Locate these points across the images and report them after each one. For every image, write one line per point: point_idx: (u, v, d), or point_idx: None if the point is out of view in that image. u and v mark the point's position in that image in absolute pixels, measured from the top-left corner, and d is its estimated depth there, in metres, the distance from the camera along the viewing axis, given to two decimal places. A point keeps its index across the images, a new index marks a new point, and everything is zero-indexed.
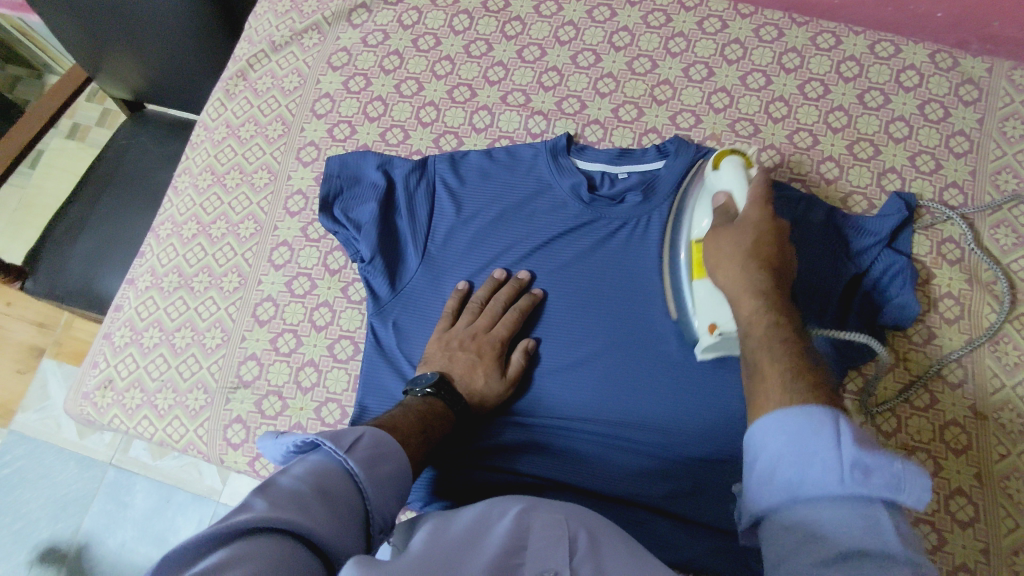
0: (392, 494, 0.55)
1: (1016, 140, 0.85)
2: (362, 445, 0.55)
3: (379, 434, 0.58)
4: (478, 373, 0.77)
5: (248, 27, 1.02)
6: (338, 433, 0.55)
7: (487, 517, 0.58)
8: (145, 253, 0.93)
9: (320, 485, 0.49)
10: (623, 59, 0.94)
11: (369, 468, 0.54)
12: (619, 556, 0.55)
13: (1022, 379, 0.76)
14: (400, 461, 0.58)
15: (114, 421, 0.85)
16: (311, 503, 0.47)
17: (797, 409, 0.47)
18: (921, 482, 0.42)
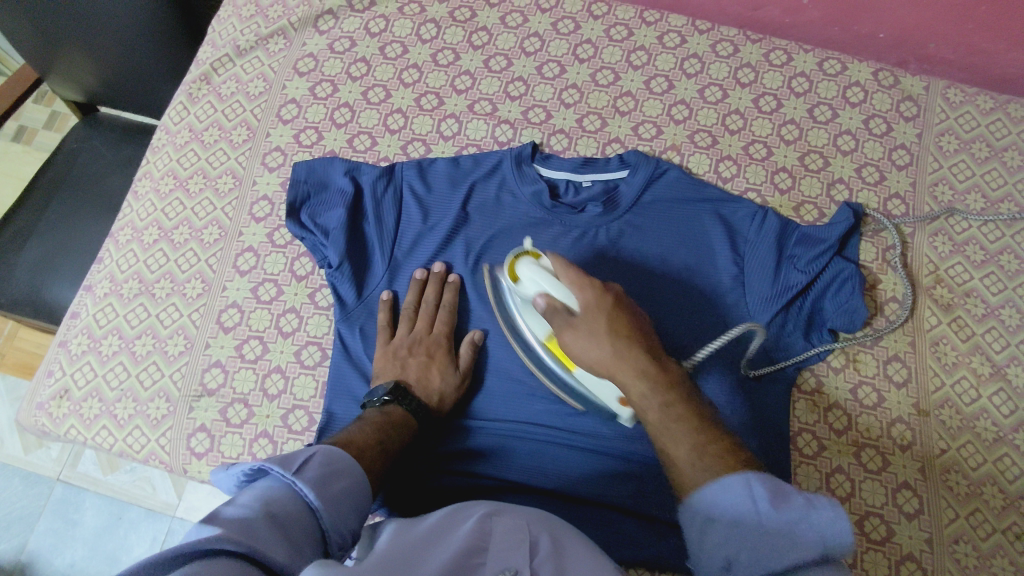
0: (351, 511, 0.53)
1: (952, 154, 0.91)
2: (313, 463, 0.54)
3: (333, 452, 0.56)
4: (433, 373, 0.79)
5: (212, 31, 1.01)
6: (288, 455, 0.53)
7: (450, 522, 0.59)
8: (104, 259, 0.91)
9: (270, 509, 0.48)
10: (587, 71, 0.96)
11: (322, 486, 0.52)
12: (579, 560, 0.56)
13: (960, 378, 0.81)
14: (355, 478, 0.56)
15: (70, 432, 0.83)
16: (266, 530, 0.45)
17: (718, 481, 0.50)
18: (838, 525, 0.46)
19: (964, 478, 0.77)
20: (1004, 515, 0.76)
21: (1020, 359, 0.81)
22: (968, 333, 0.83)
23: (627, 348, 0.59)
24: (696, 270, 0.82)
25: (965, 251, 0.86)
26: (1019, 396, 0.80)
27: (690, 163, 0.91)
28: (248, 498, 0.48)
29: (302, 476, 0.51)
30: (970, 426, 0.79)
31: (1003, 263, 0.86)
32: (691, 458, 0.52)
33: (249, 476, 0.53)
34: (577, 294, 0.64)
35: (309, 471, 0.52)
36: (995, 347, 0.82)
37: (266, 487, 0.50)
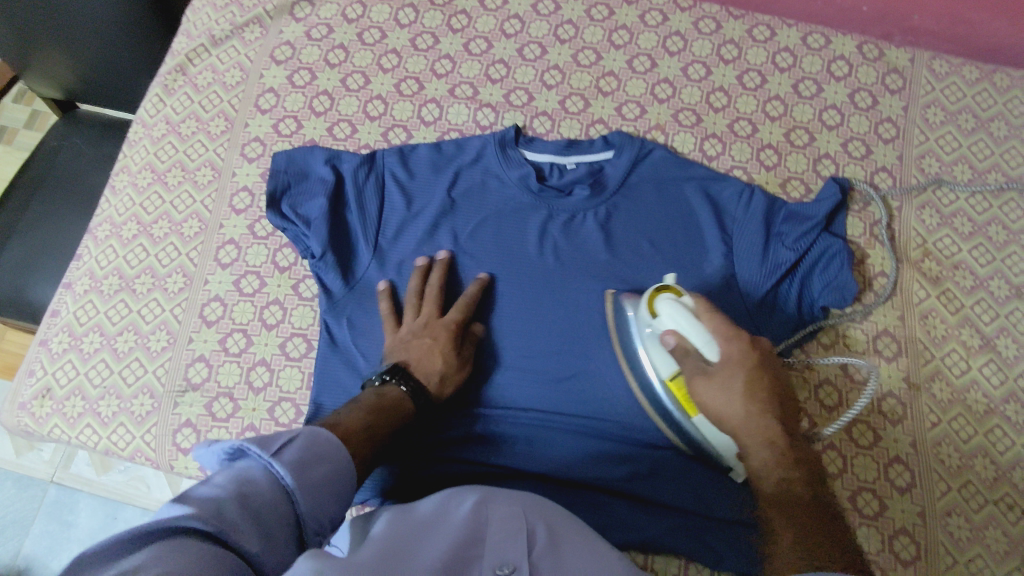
0: (331, 497, 0.51)
1: (938, 126, 0.90)
2: (295, 445, 0.51)
3: (318, 432, 0.54)
4: (435, 357, 0.76)
5: (186, 21, 0.99)
6: (269, 434, 0.51)
7: (443, 509, 0.59)
8: (83, 256, 0.89)
9: (244, 492, 0.46)
10: (568, 52, 0.95)
11: (301, 471, 0.50)
12: (573, 548, 0.56)
13: (950, 351, 0.81)
14: (338, 461, 0.53)
15: (55, 431, 0.82)
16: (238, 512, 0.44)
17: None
18: None
19: (955, 451, 0.77)
20: (996, 487, 0.76)
21: (1009, 331, 0.81)
22: (957, 306, 0.82)
23: (760, 415, 0.60)
24: (684, 250, 0.81)
25: (953, 223, 0.86)
26: (1008, 367, 0.80)
27: (674, 142, 0.90)
28: (224, 478, 0.47)
29: (281, 459, 0.49)
30: (961, 399, 0.79)
31: (991, 234, 0.85)
32: (794, 543, 0.52)
33: (228, 454, 0.51)
34: (720, 345, 0.62)
35: (290, 452, 0.50)
36: (984, 319, 0.82)
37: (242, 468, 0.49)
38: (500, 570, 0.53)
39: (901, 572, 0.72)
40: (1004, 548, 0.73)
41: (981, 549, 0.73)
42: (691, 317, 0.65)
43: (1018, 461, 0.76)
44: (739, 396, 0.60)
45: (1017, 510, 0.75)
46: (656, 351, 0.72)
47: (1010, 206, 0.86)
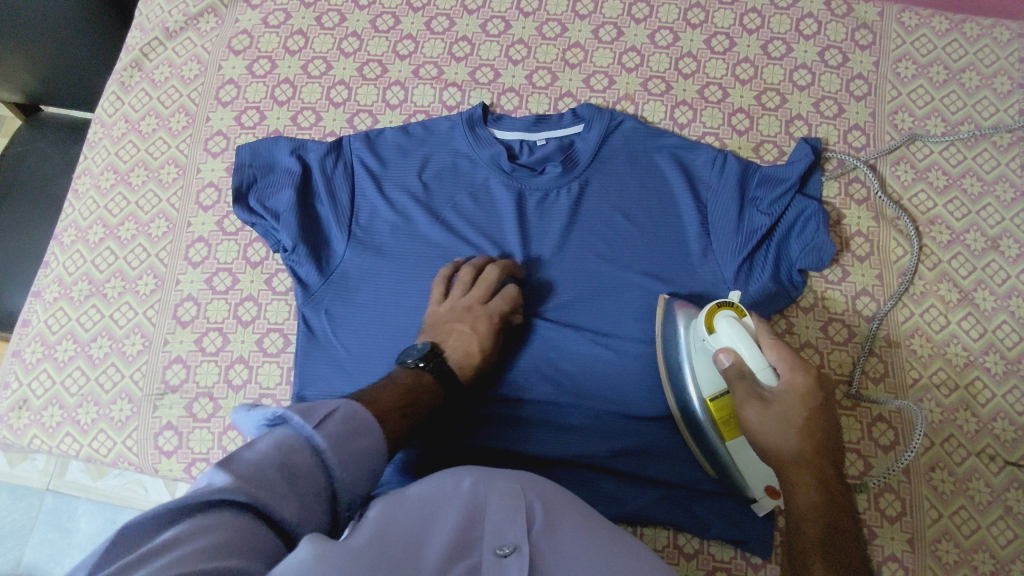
0: (362, 473, 0.51)
1: (910, 80, 0.89)
2: (334, 419, 0.52)
3: (358, 407, 0.54)
4: (474, 345, 0.73)
5: (138, 14, 0.96)
6: (312, 405, 0.52)
7: (440, 490, 0.58)
8: (49, 263, 0.87)
9: (282, 459, 0.47)
10: (533, 24, 0.93)
11: (339, 444, 0.50)
12: (572, 528, 0.56)
13: (929, 307, 0.81)
14: (376, 436, 0.54)
15: (34, 442, 0.81)
16: (275, 481, 0.46)
17: None
18: None
19: (937, 405, 0.77)
20: (978, 439, 0.76)
21: (987, 283, 0.81)
22: (935, 261, 0.82)
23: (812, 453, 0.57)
24: (665, 218, 0.80)
25: (928, 177, 0.85)
26: (987, 319, 0.80)
27: (645, 112, 0.89)
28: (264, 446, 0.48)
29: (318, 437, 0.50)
30: (942, 354, 0.79)
31: (966, 186, 0.84)
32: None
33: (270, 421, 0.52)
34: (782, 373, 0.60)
35: (331, 426, 0.51)
36: (961, 272, 0.82)
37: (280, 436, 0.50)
38: (500, 550, 0.52)
39: (887, 528, 0.73)
40: (987, 499, 0.74)
41: (964, 500, 0.74)
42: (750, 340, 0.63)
43: (998, 412, 0.77)
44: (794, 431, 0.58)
45: (999, 460, 0.75)
46: (701, 365, 0.71)
47: (984, 157, 0.85)
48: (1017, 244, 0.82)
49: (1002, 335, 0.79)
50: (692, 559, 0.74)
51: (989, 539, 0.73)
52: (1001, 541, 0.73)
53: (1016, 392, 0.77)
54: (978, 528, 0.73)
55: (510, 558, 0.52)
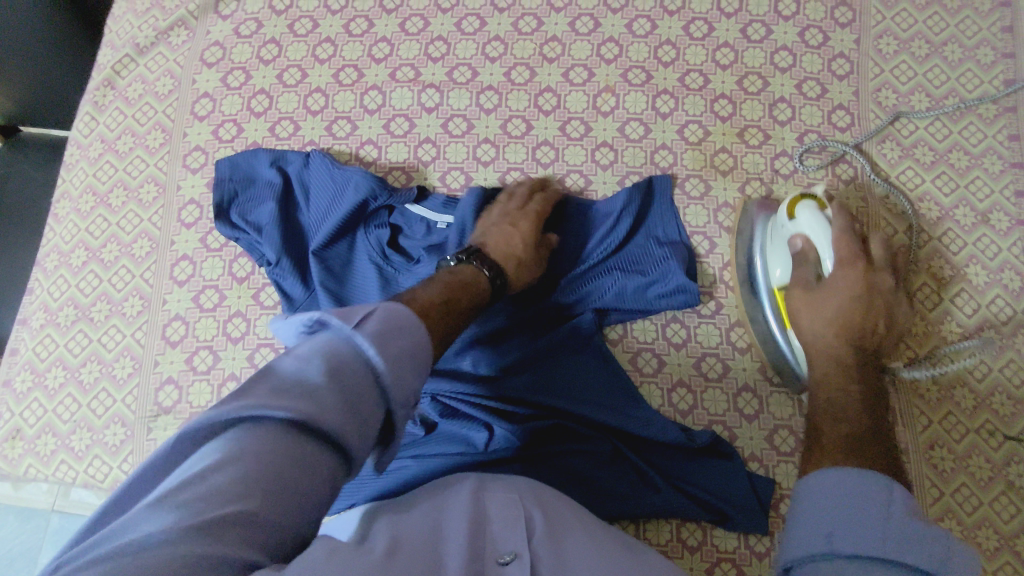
0: (411, 370, 0.51)
1: (892, 56, 0.87)
2: (377, 318, 0.51)
3: (396, 308, 0.53)
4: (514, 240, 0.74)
5: (108, 32, 0.95)
6: (347, 309, 0.51)
7: (439, 506, 0.58)
8: (34, 290, 0.87)
9: (329, 365, 0.47)
10: (508, 20, 0.91)
11: (383, 342, 0.49)
12: (574, 535, 0.56)
13: (921, 284, 0.80)
14: (415, 337, 0.52)
15: (29, 471, 0.80)
16: (323, 393, 0.45)
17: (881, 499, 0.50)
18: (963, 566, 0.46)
19: (934, 383, 0.77)
20: (977, 414, 0.76)
21: (978, 258, 0.80)
22: (926, 239, 0.82)
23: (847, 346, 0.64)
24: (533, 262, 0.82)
25: (915, 153, 0.84)
26: (981, 294, 0.79)
27: (626, 103, 0.88)
28: (309, 349, 0.48)
29: (364, 328, 0.49)
30: (936, 332, 0.79)
31: (953, 161, 0.84)
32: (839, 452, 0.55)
33: (307, 327, 0.51)
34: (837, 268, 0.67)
35: (371, 325, 0.49)
36: (952, 249, 0.81)
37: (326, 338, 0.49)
38: (501, 558, 0.52)
39: None
40: (987, 475, 0.74)
41: (964, 478, 0.74)
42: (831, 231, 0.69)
43: (995, 387, 0.76)
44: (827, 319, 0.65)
45: (998, 435, 0.75)
46: (774, 250, 0.76)
47: (971, 130, 0.84)
48: (1008, 216, 0.81)
49: (996, 309, 0.79)
50: (696, 551, 0.73)
51: (991, 516, 0.72)
52: (1003, 517, 0.72)
53: (1013, 366, 0.77)
54: (979, 505, 0.73)
55: (511, 565, 0.52)
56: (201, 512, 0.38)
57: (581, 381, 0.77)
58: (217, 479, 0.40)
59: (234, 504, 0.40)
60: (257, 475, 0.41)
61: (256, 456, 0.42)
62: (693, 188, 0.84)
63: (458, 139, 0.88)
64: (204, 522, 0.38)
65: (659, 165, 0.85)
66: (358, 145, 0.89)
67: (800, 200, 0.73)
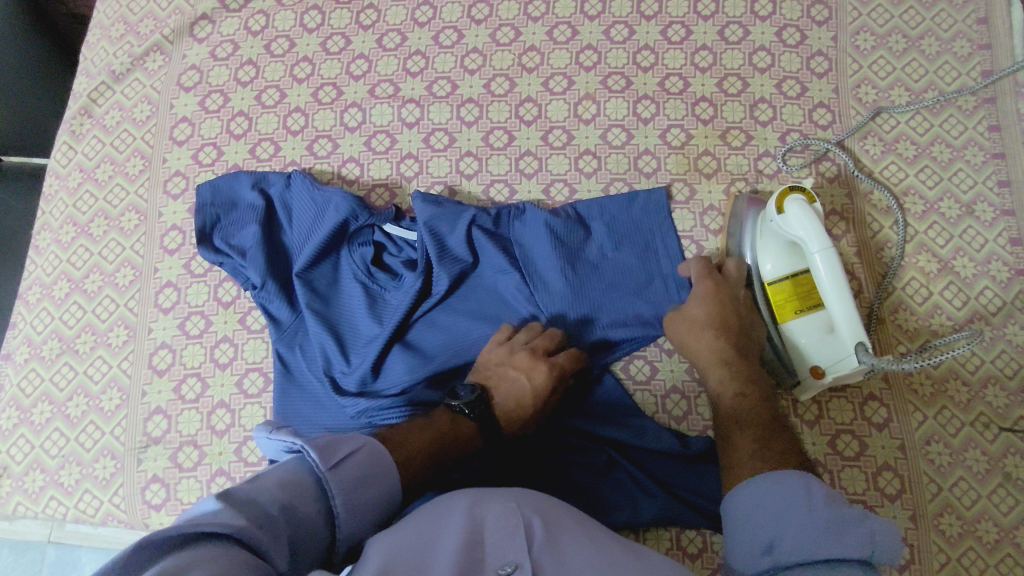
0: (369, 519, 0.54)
1: (869, 51, 0.87)
2: (355, 459, 0.55)
3: (378, 448, 0.57)
4: (524, 395, 0.72)
5: (83, 60, 0.94)
6: (334, 442, 0.55)
7: (435, 516, 0.56)
8: (18, 324, 0.86)
9: (289, 495, 0.50)
10: (485, 32, 0.91)
11: (351, 490, 0.53)
12: (573, 540, 0.55)
13: (909, 280, 0.80)
14: (389, 483, 0.56)
15: (19, 509, 0.79)
16: (282, 526, 0.47)
17: (793, 484, 0.55)
18: (892, 536, 0.50)
19: (927, 377, 0.77)
20: (971, 407, 0.75)
21: (965, 250, 0.80)
22: (912, 233, 0.82)
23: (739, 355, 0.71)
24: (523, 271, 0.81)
25: (897, 148, 0.84)
26: (969, 286, 0.79)
27: (607, 110, 0.87)
28: (276, 479, 0.51)
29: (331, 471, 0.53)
30: (928, 325, 0.78)
31: (936, 154, 0.84)
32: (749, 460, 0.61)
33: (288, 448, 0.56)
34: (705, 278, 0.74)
35: (346, 468, 0.54)
36: (939, 242, 0.81)
37: (293, 471, 0.53)
38: (502, 570, 0.51)
39: (888, 507, 0.73)
40: (984, 468, 0.73)
41: (962, 472, 0.74)
42: (819, 228, 0.69)
43: (988, 378, 0.76)
44: (702, 327, 0.72)
45: (994, 427, 0.75)
46: (765, 245, 0.75)
47: (951, 122, 0.84)
48: (992, 207, 0.81)
49: (985, 301, 0.78)
50: (697, 558, 0.72)
51: (991, 508, 0.72)
52: (1002, 510, 0.72)
53: (1005, 356, 0.76)
54: (979, 498, 0.73)
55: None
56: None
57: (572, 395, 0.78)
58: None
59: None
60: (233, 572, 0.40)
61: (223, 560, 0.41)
62: (678, 192, 0.84)
63: (439, 153, 0.87)
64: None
65: (642, 171, 0.85)
66: (340, 164, 0.88)
67: (788, 195, 0.73)
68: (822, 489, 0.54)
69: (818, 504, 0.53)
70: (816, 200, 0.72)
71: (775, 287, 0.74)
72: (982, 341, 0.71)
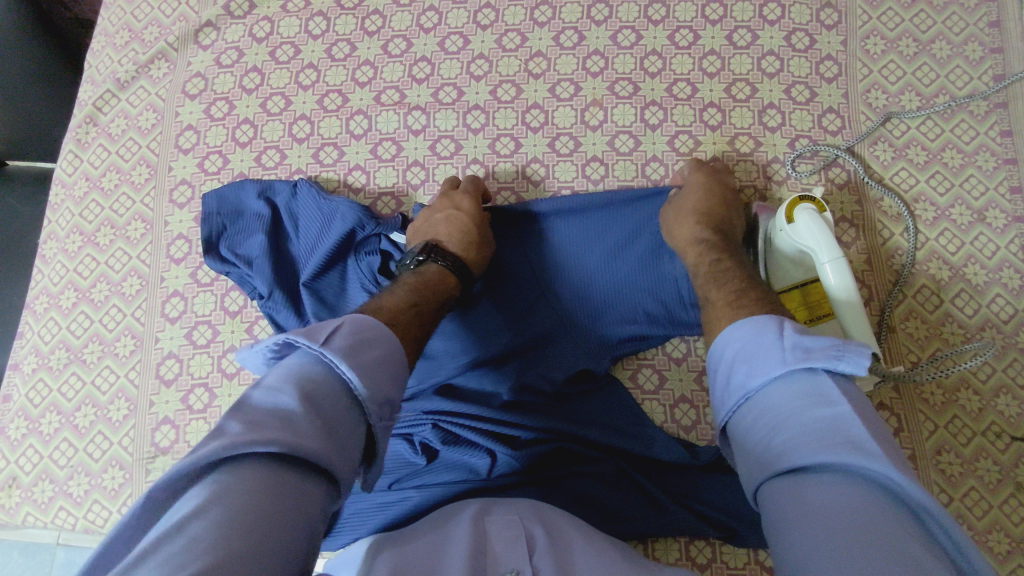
0: (385, 378, 0.52)
1: (879, 56, 0.86)
2: (341, 333, 0.52)
3: (361, 321, 0.55)
4: (461, 224, 0.76)
5: (88, 68, 0.94)
6: (313, 327, 0.52)
7: (442, 533, 0.57)
8: (25, 334, 0.86)
9: (301, 387, 0.47)
10: (492, 37, 0.90)
11: (353, 355, 0.51)
12: (579, 550, 0.55)
13: (920, 287, 0.79)
14: (387, 346, 0.55)
15: (28, 519, 0.79)
16: (302, 419, 0.45)
17: (756, 322, 0.54)
18: (861, 353, 0.48)
19: (938, 386, 0.76)
20: (982, 417, 0.75)
21: (976, 257, 0.80)
22: (922, 240, 0.81)
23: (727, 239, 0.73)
24: (524, 266, 0.82)
25: (907, 154, 0.83)
26: (981, 294, 0.78)
27: (614, 116, 0.87)
28: (278, 379, 0.48)
29: (330, 343, 0.50)
30: (939, 334, 0.78)
31: (947, 160, 0.83)
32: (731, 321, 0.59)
33: (272, 354, 0.53)
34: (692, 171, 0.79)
35: (338, 340, 0.51)
36: (950, 249, 0.80)
37: (295, 362, 0.50)
38: None
39: None
40: (995, 478, 0.73)
41: (972, 481, 0.73)
42: (831, 237, 0.69)
43: (999, 387, 0.75)
44: (689, 212, 0.74)
45: (1005, 437, 0.74)
46: (777, 253, 0.75)
47: (962, 127, 0.83)
48: (1004, 214, 0.80)
49: (997, 309, 0.78)
50: (706, 568, 0.72)
51: (1003, 519, 0.72)
52: (1014, 520, 0.71)
53: (1017, 364, 0.76)
54: (990, 509, 0.72)
55: None
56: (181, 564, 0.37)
57: (577, 403, 0.77)
58: (194, 530, 0.39)
59: (226, 541, 0.39)
60: (237, 520, 0.40)
61: (229, 499, 0.41)
62: None
63: (446, 160, 0.87)
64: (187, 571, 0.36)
65: (650, 178, 0.85)
66: (346, 171, 0.88)
67: (799, 203, 0.72)
68: (794, 328, 0.52)
69: (789, 334, 0.51)
70: (827, 209, 0.72)
71: (787, 295, 0.74)
72: (994, 351, 0.72)
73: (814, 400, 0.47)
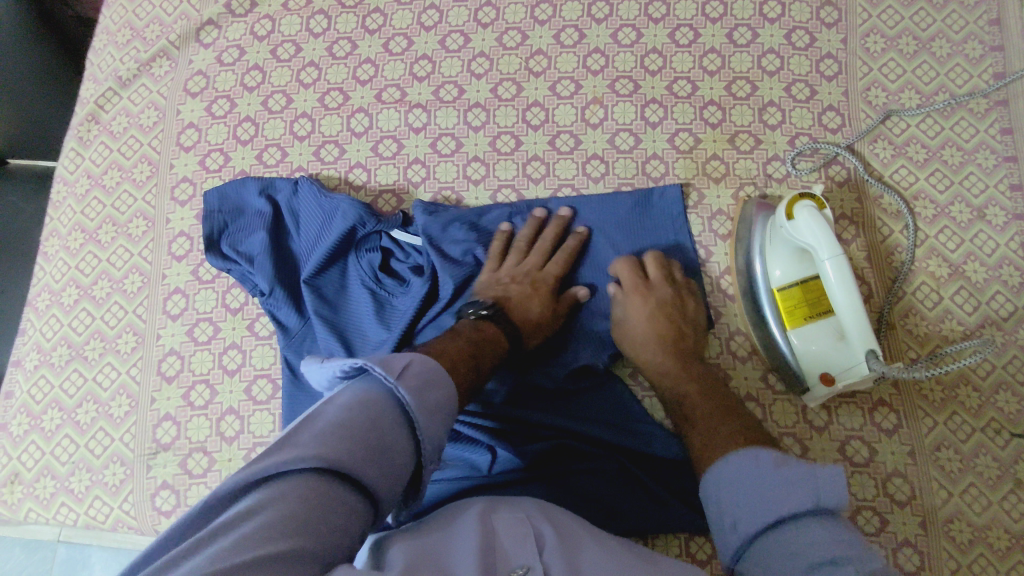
0: (441, 422, 0.54)
1: (879, 54, 0.87)
2: (412, 369, 0.55)
3: (429, 361, 0.57)
4: (536, 300, 0.77)
5: (90, 66, 0.94)
6: (390, 357, 0.55)
7: (448, 529, 0.57)
8: (27, 331, 0.86)
9: (368, 414, 0.50)
10: (492, 36, 0.90)
11: (419, 395, 0.53)
12: (588, 549, 0.55)
13: (920, 284, 0.80)
14: (448, 390, 0.56)
15: (30, 515, 0.80)
16: (362, 444, 0.48)
17: (740, 455, 0.60)
18: (835, 483, 0.53)
19: (938, 383, 0.76)
20: (982, 413, 0.75)
21: (976, 255, 0.80)
22: (922, 238, 0.81)
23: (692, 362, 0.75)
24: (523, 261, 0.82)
25: (907, 152, 0.84)
26: (980, 292, 0.78)
27: (615, 114, 0.87)
28: (349, 401, 0.51)
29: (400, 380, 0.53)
30: (938, 332, 0.78)
31: (947, 158, 0.83)
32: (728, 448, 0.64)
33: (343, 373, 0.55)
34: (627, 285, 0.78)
35: (409, 376, 0.54)
36: (950, 246, 0.80)
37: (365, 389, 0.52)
38: None
39: (899, 514, 0.73)
40: (995, 475, 0.73)
41: (972, 478, 0.73)
42: (831, 234, 0.69)
43: (999, 384, 0.76)
44: (648, 344, 0.75)
45: (1005, 433, 0.74)
46: (776, 250, 0.75)
47: (962, 125, 0.84)
48: (1004, 211, 0.81)
49: (997, 306, 0.78)
50: (706, 564, 0.72)
51: (1002, 515, 0.72)
52: (1014, 516, 0.72)
53: (1016, 362, 0.76)
54: (990, 505, 0.72)
55: None
56: (228, 557, 0.39)
57: (580, 399, 0.77)
58: (243, 528, 0.41)
59: (276, 540, 0.41)
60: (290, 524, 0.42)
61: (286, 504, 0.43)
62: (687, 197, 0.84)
63: (447, 158, 0.87)
64: (232, 565, 0.38)
65: (650, 176, 0.85)
66: (347, 169, 0.88)
67: (799, 200, 0.72)
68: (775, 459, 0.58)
69: (768, 468, 0.57)
70: (827, 205, 0.72)
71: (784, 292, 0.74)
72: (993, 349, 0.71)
73: (798, 535, 0.51)
